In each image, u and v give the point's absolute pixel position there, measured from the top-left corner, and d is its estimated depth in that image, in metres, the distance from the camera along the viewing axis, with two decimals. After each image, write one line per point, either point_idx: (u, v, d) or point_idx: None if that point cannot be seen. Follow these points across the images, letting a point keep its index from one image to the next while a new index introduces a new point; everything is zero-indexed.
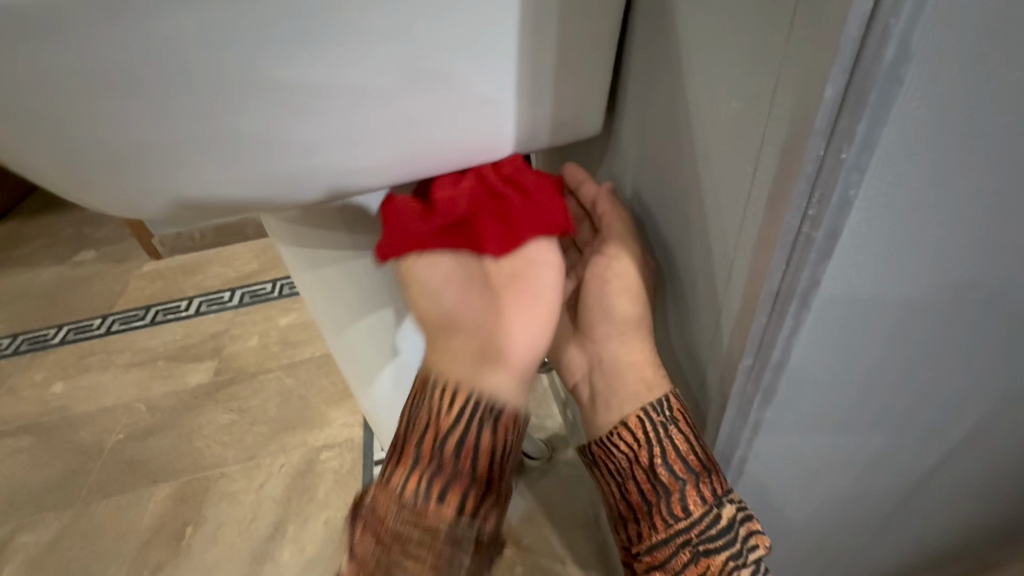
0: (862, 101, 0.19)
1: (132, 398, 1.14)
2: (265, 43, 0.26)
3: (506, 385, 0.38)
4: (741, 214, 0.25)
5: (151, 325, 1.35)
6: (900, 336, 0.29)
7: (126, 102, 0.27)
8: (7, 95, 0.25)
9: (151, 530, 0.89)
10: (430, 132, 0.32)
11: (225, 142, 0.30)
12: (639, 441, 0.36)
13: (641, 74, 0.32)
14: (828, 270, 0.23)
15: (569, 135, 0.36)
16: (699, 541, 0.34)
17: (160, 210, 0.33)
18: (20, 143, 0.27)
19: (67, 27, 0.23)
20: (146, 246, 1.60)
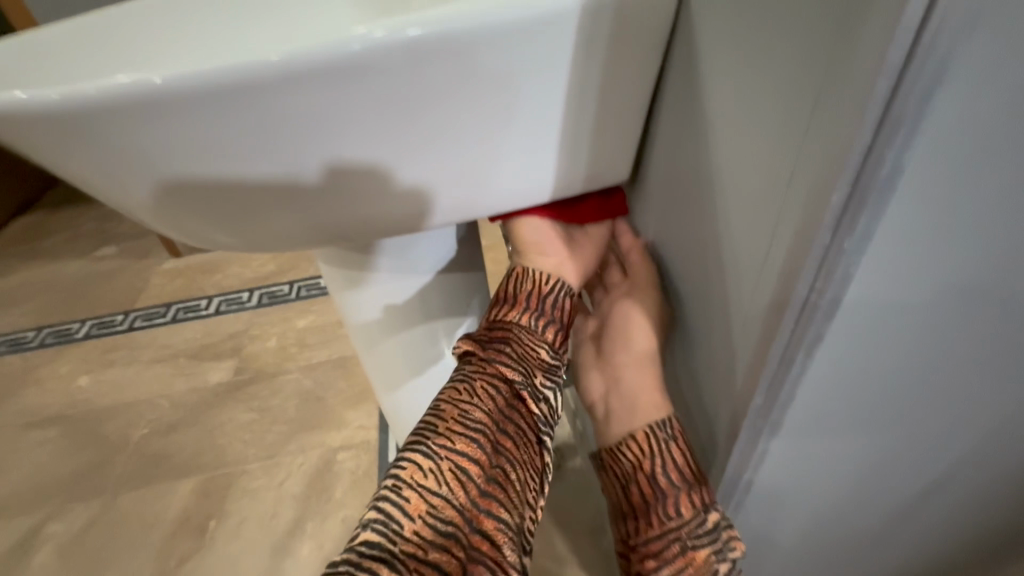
0: (867, 201, 0.21)
1: (156, 393, 1.19)
2: (334, 119, 0.31)
3: (563, 315, 0.45)
4: (756, 276, 0.28)
5: (173, 322, 1.40)
6: (896, 381, 0.32)
7: (215, 164, 0.32)
8: (129, 155, 0.31)
9: (175, 522, 0.93)
10: (460, 187, 0.37)
11: (281, 199, 0.35)
12: (642, 449, 0.40)
13: (668, 137, 0.36)
14: (828, 336, 0.27)
15: (599, 184, 0.40)
16: (688, 539, 0.37)
17: (228, 244, 0.39)
18: (124, 194, 0.33)
19: (180, 108, 0.29)
20: (168, 244, 1.64)
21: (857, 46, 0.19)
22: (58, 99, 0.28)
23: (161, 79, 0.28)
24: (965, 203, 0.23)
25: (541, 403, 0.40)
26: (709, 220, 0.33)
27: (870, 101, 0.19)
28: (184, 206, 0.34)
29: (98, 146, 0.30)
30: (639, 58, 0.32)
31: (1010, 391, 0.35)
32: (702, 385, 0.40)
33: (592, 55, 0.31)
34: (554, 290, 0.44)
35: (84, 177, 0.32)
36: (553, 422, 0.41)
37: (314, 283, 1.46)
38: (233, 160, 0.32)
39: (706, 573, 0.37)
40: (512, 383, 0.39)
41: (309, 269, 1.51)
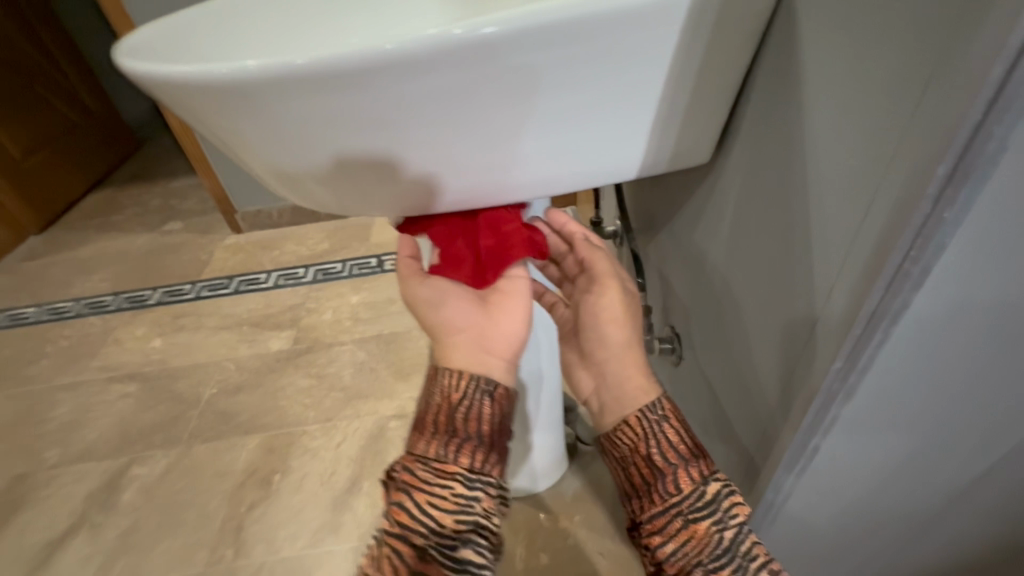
0: (973, 172, 0.23)
1: (222, 357, 1.28)
2: (434, 102, 0.34)
3: (482, 429, 0.46)
4: (845, 246, 0.31)
5: (236, 293, 1.49)
6: (976, 358, 0.33)
7: (330, 137, 0.36)
8: (261, 125, 0.35)
9: (243, 474, 1.00)
10: (539, 166, 0.40)
11: (376, 172, 0.39)
12: (636, 432, 0.48)
13: (758, 117, 0.37)
14: (915, 304, 0.29)
15: (685, 163, 0.42)
16: (689, 512, 0.43)
17: (330, 206, 0.44)
18: (256, 156, 0.39)
19: (309, 89, 0.33)
20: (230, 222, 1.75)
21: (977, 32, 0.21)
22: (211, 76, 0.32)
23: (297, 63, 0.31)
24: None
25: (457, 543, 0.43)
26: (797, 194, 0.35)
27: (985, 81, 0.21)
28: (294, 172, 0.40)
29: (240, 116, 0.35)
30: (739, 44, 0.35)
31: None
32: (774, 355, 0.42)
33: (697, 43, 0.33)
34: (467, 396, 0.47)
35: (221, 136, 0.38)
36: (484, 557, 0.44)
37: (365, 262, 1.53)
38: (338, 136, 0.36)
39: (711, 545, 0.42)
40: (419, 545, 0.42)
41: (360, 250, 1.59)
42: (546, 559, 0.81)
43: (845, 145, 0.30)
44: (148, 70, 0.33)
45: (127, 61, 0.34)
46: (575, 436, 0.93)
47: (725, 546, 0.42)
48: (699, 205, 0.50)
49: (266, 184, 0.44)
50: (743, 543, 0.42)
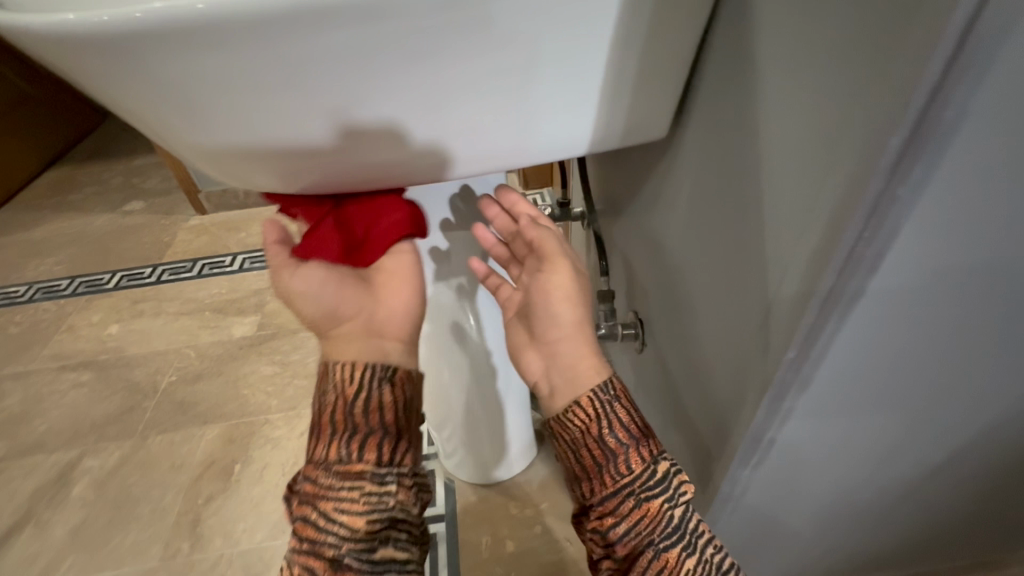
0: (930, 138, 0.22)
1: (183, 344, 1.23)
2: (365, 59, 0.31)
3: (386, 420, 0.50)
4: (799, 227, 0.29)
5: (198, 277, 1.43)
6: (931, 344, 0.32)
7: (250, 98, 0.32)
8: (167, 84, 0.31)
9: (201, 465, 0.95)
10: (474, 141, 0.37)
11: (291, 143, 0.36)
12: (588, 413, 0.45)
13: (720, 72, 0.34)
14: (866, 290, 0.27)
15: (639, 139, 0.40)
16: (640, 492, 0.43)
17: (247, 180, 0.41)
18: (169, 125, 0.35)
19: (218, 39, 0.29)
20: (194, 203, 1.68)
21: None
22: (97, 24, 0.27)
23: (199, 7, 0.27)
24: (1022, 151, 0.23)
25: (374, 543, 0.47)
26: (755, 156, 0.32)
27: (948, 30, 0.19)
28: (215, 144, 0.36)
29: (142, 73, 0.30)
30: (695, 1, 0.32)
31: None
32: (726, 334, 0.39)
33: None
34: (363, 389, 0.50)
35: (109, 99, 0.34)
36: (402, 544, 0.49)
37: None
38: (242, 101, 0.33)
39: (663, 524, 0.42)
40: (332, 557, 0.46)
41: None
42: (512, 548, 0.80)
43: (803, 117, 0.27)
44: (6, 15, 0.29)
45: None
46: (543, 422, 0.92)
47: (676, 523, 0.42)
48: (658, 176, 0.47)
49: (187, 160, 0.40)
50: (690, 519, 0.42)
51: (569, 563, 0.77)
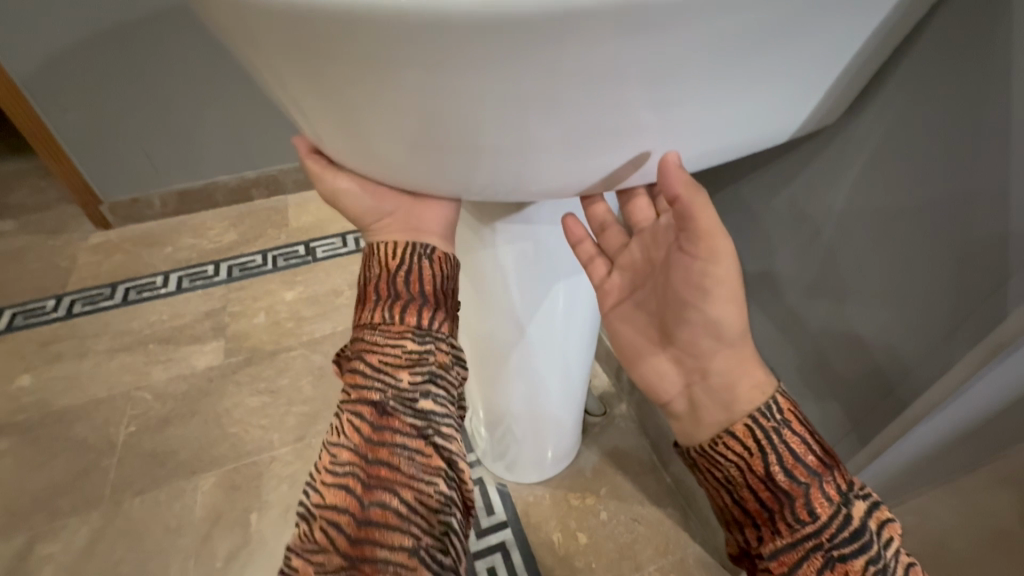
0: None
1: (131, 386, 1.03)
2: (621, 71, 0.31)
3: (425, 289, 0.47)
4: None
5: (125, 305, 1.20)
6: None
7: (484, 97, 0.32)
8: (413, 70, 0.30)
9: (205, 523, 0.82)
10: (722, 139, 0.39)
11: (557, 142, 0.36)
12: (749, 447, 0.42)
13: (925, 80, 0.40)
14: None
15: (805, 123, 0.43)
16: (833, 546, 0.38)
17: (468, 176, 0.40)
18: (383, 110, 0.34)
19: (495, 37, 0.28)
20: (93, 216, 1.40)
21: None
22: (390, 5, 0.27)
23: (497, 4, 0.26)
24: None
25: (417, 395, 0.44)
26: (987, 141, 0.37)
27: None
28: (421, 133, 0.35)
29: (396, 58, 0.30)
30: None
31: None
32: (914, 294, 0.46)
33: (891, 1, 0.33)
34: (402, 260, 0.47)
35: (380, 90, 0.32)
36: (447, 405, 0.45)
37: (290, 252, 1.34)
38: (525, 98, 0.32)
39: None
40: (377, 402, 0.43)
41: (280, 238, 1.38)
42: (585, 540, 0.80)
43: None
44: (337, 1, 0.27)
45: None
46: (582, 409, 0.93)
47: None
48: (815, 159, 0.51)
49: (366, 145, 0.38)
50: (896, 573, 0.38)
51: (644, 542, 0.79)
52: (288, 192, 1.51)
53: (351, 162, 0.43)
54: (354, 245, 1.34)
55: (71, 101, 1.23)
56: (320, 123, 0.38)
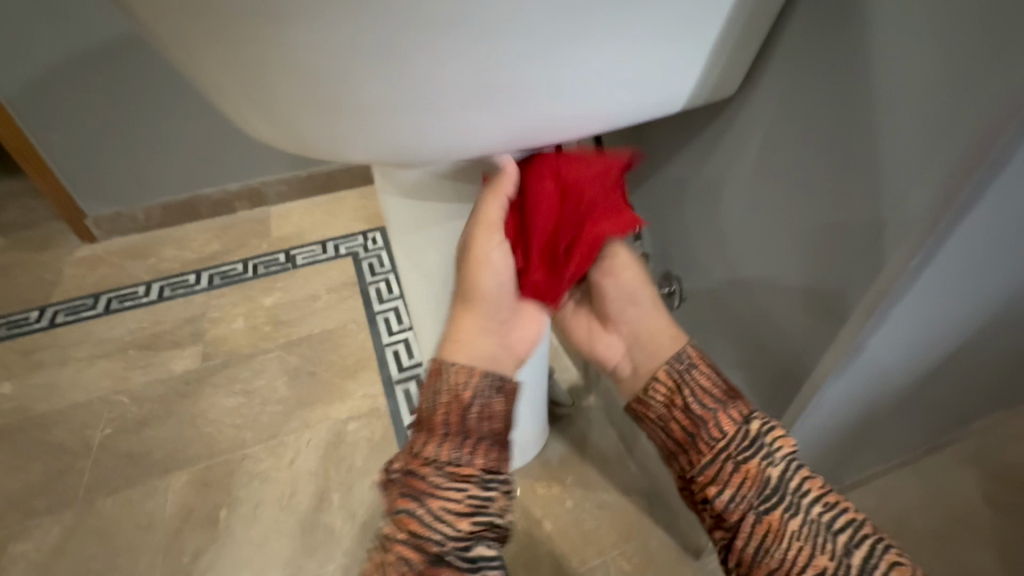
0: None
1: (110, 392, 1.05)
2: (485, 20, 0.33)
3: (493, 429, 0.51)
4: (905, 155, 0.38)
5: (108, 314, 1.23)
6: (975, 259, 0.41)
7: (364, 51, 0.34)
8: (293, 28, 0.32)
9: (176, 520, 0.84)
10: (616, 96, 0.41)
11: (446, 97, 0.37)
12: (670, 385, 0.51)
13: (808, 45, 0.43)
14: (968, 217, 0.37)
15: (703, 96, 0.47)
16: (736, 455, 0.45)
17: (375, 142, 0.41)
18: (277, 75, 0.36)
19: None
20: (78, 231, 1.43)
21: None
22: None
23: None
24: None
25: (471, 541, 0.46)
26: (853, 99, 0.41)
27: None
28: (316, 95, 0.37)
29: (274, 17, 0.32)
30: None
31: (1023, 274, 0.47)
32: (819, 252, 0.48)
33: None
34: (473, 391, 0.51)
35: (275, 58, 0.34)
36: (491, 548, 0.48)
37: (271, 259, 1.37)
38: (403, 53, 0.34)
39: (761, 480, 0.44)
40: (434, 552, 0.45)
41: (262, 248, 1.41)
42: (550, 527, 0.81)
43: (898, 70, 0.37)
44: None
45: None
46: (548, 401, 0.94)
47: (775, 483, 0.44)
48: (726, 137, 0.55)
49: (274, 116, 0.40)
50: (790, 478, 0.44)
51: (607, 527, 0.81)
52: (270, 203, 1.55)
53: (271, 139, 0.45)
54: (333, 252, 1.37)
55: (55, 117, 1.27)
56: (234, 100, 0.40)
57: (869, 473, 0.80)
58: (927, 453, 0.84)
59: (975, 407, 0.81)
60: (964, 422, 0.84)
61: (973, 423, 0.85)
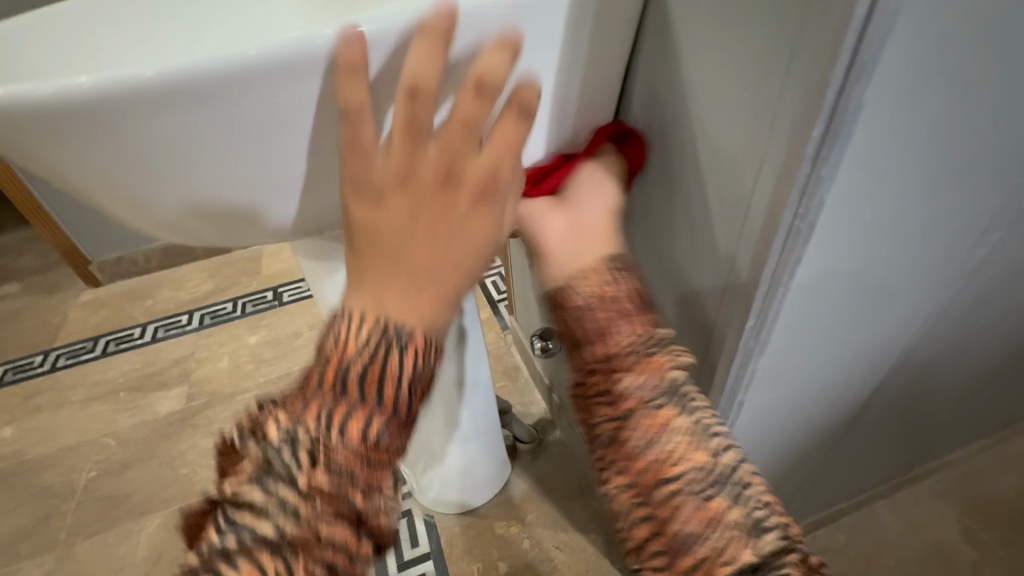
0: (839, 133, 0.30)
1: (99, 433, 1.10)
2: (304, 118, 0.34)
3: (393, 380, 0.33)
4: (738, 217, 0.38)
5: (104, 357, 1.29)
6: (829, 303, 0.42)
7: (194, 158, 0.34)
8: (115, 149, 0.33)
9: (148, 562, 0.89)
10: None
11: (290, 190, 0.38)
12: (593, 284, 0.41)
13: (644, 101, 0.43)
14: (802, 266, 0.37)
15: None
16: (644, 349, 0.39)
17: (236, 236, 0.41)
18: (116, 193, 0.36)
19: (162, 104, 0.31)
20: (82, 275, 1.50)
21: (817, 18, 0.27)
22: (50, 94, 0.29)
23: (151, 74, 0.30)
24: (896, 151, 0.32)
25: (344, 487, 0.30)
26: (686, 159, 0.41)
27: (843, 54, 0.27)
28: (158, 206, 0.37)
29: (91, 142, 0.32)
30: (621, 26, 0.38)
31: (910, 307, 0.47)
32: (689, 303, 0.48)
33: (583, 35, 0.37)
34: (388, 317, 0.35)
35: (125, 162, 0.33)
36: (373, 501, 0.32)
37: (259, 297, 1.40)
38: (232, 156, 0.35)
39: (662, 376, 0.38)
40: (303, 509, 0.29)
41: (251, 285, 1.44)
42: (504, 569, 0.81)
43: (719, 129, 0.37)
44: (38, 91, 0.29)
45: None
46: (512, 437, 0.93)
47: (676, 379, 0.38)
48: None
49: (129, 226, 0.40)
50: (691, 407, 0.38)
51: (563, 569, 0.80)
52: None
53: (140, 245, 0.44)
54: None
55: None
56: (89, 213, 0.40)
57: (833, 509, 0.78)
58: (897, 484, 0.81)
59: (944, 438, 0.78)
60: (935, 452, 0.80)
61: (946, 452, 0.82)
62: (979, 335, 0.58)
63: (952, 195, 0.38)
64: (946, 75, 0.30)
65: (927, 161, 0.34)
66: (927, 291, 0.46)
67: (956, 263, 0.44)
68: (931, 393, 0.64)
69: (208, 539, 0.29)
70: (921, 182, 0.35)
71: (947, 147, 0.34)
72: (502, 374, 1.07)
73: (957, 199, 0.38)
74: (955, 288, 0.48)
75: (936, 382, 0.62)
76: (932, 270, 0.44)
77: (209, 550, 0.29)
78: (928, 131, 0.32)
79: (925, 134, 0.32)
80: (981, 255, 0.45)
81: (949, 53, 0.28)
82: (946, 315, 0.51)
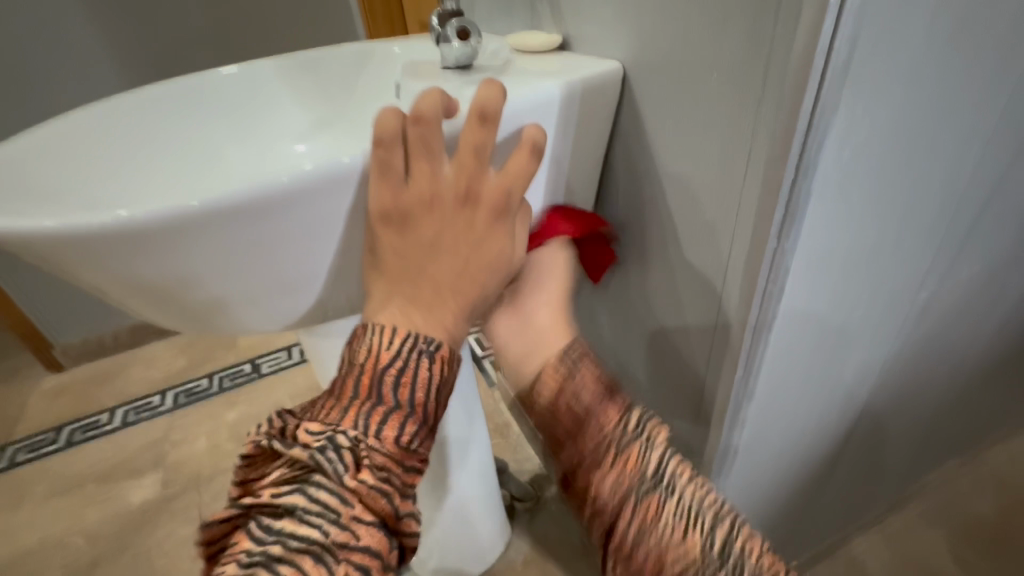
0: (796, 213, 0.35)
1: (64, 532, 1.03)
2: (323, 226, 0.39)
3: (414, 396, 0.36)
4: (720, 281, 0.42)
5: (69, 447, 1.22)
6: (804, 351, 0.45)
7: (226, 266, 0.38)
8: (157, 262, 0.36)
9: None
10: None
11: (306, 283, 0.42)
12: (561, 372, 0.43)
13: (624, 177, 0.48)
14: (777, 324, 0.41)
15: None
16: (617, 440, 0.39)
17: (248, 324, 0.44)
18: (149, 295, 0.39)
19: (210, 226, 0.35)
20: (44, 360, 1.43)
21: (767, 121, 0.33)
22: (111, 224, 0.33)
23: (200, 203, 0.34)
24: (846, 219, 0.38)
25: (373, 502, 0.33)
26: (664, 228, 0.46)
27: (791, 154, 0.32)
28: (185, 303, 0.40)
29: (138, 258, 0.35)
30: (598, 116, 0.44)
31: (873, 345, 0.51)
32: (675, 358, 0.51)
33: (568, 126, 0.42)
34: (403, 354, 0.36)
35: (165, 270, 0.37)
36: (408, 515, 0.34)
37: (236, 370, 1.36)
38: (260, 260, 0.39)
39: (642, 470, 0.38)
40: (332, 516, 0.31)
41: (227, 358, 1.40)
42: None
43: (693, 204, 0.42)
44: (107, 220, 0.33)
45: (63, 218, 0.33)
46: (509, 497, 0.92)
47: (654, 468, 0.38)
48: None
49: (151, 318, 0.43)
50: (668, 461, 0.38)
51: None
52: None
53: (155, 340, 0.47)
54: (297, 356, 1.37)
55: None
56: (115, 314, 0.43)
57: (825, 542, 0.80)
58: (881, 511, 0.84)
59: (918, 463, 0.82)
60: (912, 478, 0.84)
61: (922, 477, 0.86)
62: (935, 366, 0.63)
63: (896, 251, 0.43)
64: (876, 160, 0.35)
65: (871, 225, 0.39)
66: (885, 330, 0.51)
67: (906, 304, 0.50)
68: (902, 422, 0.68)
69: (242, 549, 0.30)
70: (868, 242, 0.41)
71: (886, 213, 0.39)
72: (493, 432, 1.07)
73: (901, 252, 0.44)
74: (909, 327, 0.53)
75: (905, 412, 0.67)
76: (889, 312, 0.49)
77: (246, 559, 0.30)
78: (868, 204, 0.38)
79: (866, 205, 0.38)
80: (926, 298, 0.51)
81: (876, 141, 0.34)
82: (904, 350, 0.56)
